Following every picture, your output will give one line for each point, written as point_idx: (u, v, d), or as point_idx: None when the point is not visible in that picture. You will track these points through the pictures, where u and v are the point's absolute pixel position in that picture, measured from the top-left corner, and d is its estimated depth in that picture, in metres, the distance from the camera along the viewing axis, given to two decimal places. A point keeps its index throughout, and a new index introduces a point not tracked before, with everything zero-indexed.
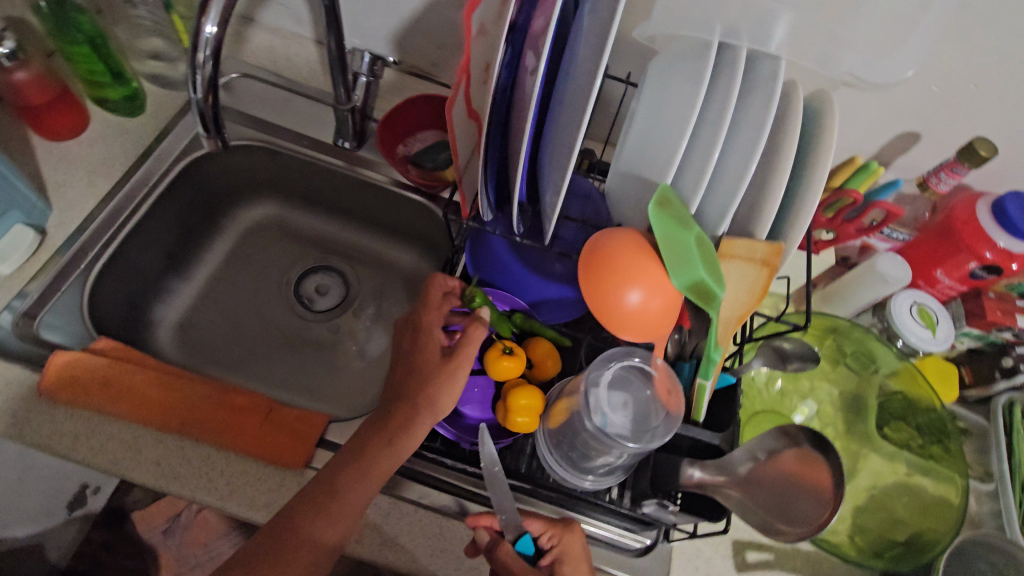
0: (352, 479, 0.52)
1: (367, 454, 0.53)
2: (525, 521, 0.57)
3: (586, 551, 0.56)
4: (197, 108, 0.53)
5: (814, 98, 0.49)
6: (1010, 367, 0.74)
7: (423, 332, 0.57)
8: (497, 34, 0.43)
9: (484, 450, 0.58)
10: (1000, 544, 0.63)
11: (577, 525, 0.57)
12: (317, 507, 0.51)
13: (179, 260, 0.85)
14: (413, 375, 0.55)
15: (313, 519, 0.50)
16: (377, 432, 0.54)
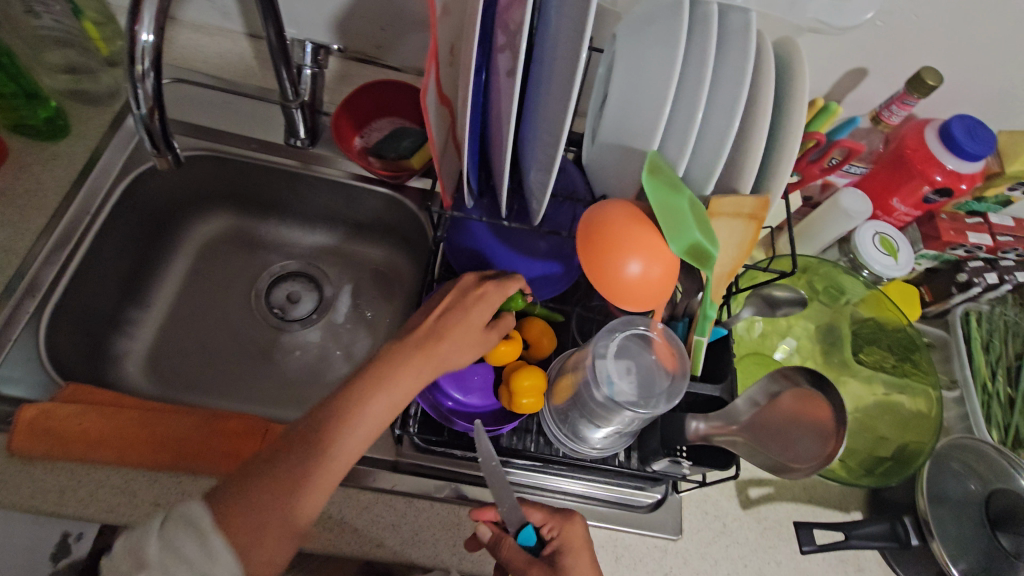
0: (368, 404, 0.47)
1: (389, 381, 0.49)
2: (526, 512, 0.56)
3: (587, 539, 0.55)
4: (142, 125, 0.49)
5: (783, 46, 0.49)
6: (964, 282, 0.80)
7: (477, 299, 0.54)
8: (464, 12, 0.42)
9: (481, 445, 0.56)
10: (976, 445, 0.67)
11: (577, 515, 0.56)
12: (326, 430, 0.45)
13: (135, 287, 0.80)
14: (451, 320, 0.53)
15: (320, 439, 0.45)
16: (391, 367, 0.49)
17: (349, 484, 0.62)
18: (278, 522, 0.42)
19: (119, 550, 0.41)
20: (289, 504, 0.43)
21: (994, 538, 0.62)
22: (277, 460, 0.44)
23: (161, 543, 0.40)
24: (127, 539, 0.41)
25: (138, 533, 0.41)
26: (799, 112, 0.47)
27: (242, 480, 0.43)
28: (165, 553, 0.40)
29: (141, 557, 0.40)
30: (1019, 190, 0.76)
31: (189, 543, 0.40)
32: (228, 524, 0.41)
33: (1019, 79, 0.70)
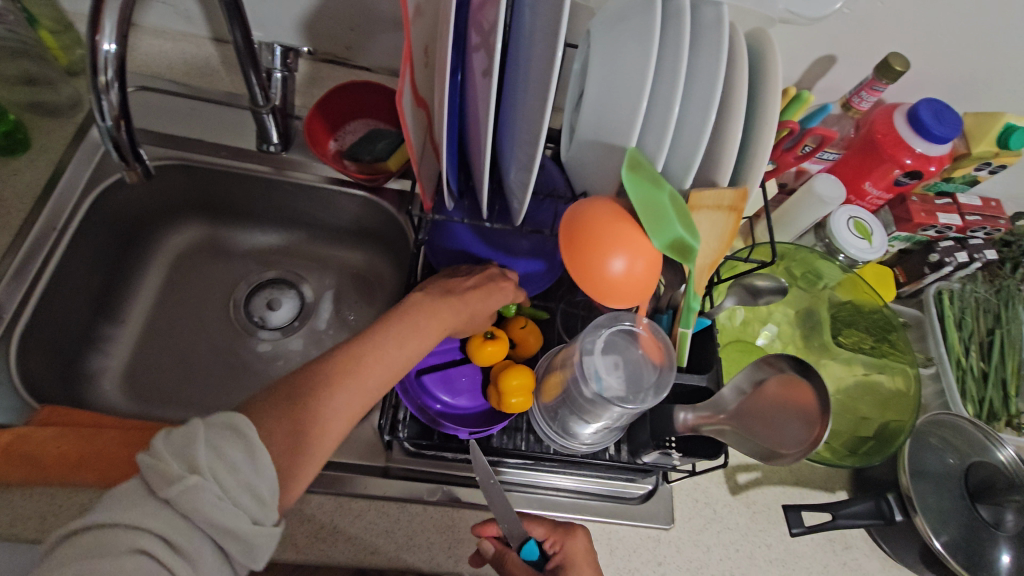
0: (399, 347, 0.50)
1: (416, 330, 0.52)
2: (528, 526, 0.57)
3: (589, 552, 0.57)
4: (108, 137, 0.47)
5: (755, 39, 0.50)
6: (936, 262, 0.82)
7: (493, 287, 0.57)
8: (438, 11, 0.42)
9: (478, 462, 0.56)
10: (952, 420, 0.70)
11: (577, 530, 0.58)
12: (363, 363, 0.48)
13: (108, 302, 0.78)
14: (478, 293, 0.56)
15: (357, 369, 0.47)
16: (412, 311, 0.53)
17: (340, 491, 0.61)
18: (313, 446, 0.43)
19: (161, 445, 0.39)
20: (323, 432, 0.44)
21: (974, 509, 0.65)
22: (317, 385, 0.45)
23: (208, 449, 0.39)
24: (169, 437, 0.40)
25: (185, 433, 0.40)
26: (772, 103, 0.47)
27: (283, 397, 0.44)
28: (214, 459, 0.39)
29: (191, 460, 0.38)
30: (986, 169, 0.78)
31: (236, 454, 0.39)
32: (271, 438, 0.42)
33: (980, 62, 0.72)
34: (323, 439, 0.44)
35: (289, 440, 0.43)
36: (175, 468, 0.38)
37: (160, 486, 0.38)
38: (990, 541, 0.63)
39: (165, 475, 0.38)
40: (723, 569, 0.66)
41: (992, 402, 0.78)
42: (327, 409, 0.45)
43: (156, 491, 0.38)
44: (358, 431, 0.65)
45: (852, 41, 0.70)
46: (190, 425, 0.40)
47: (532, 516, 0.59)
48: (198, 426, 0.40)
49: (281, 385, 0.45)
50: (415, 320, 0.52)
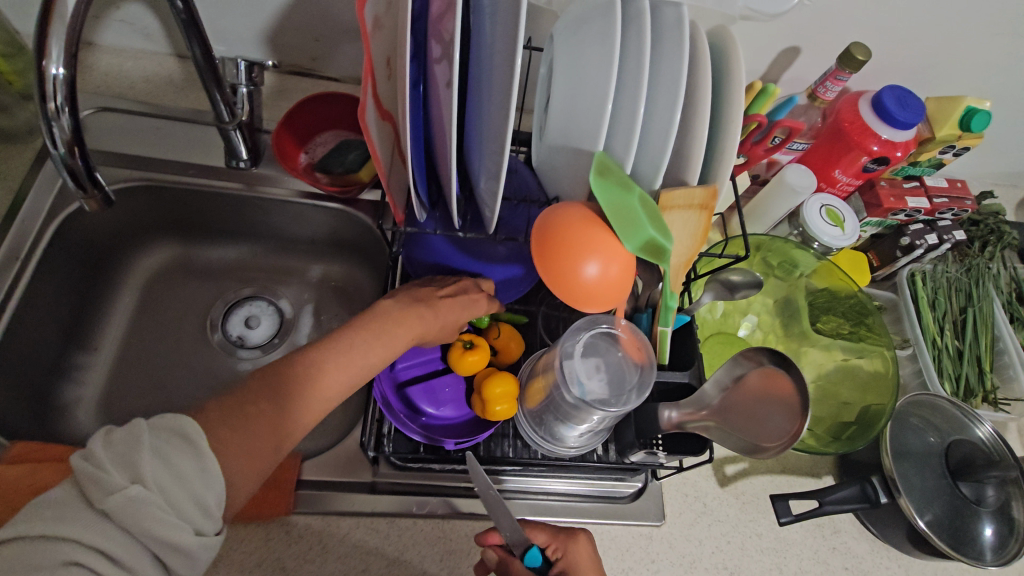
0: (361, 354, 0.52)
1: (379, 338, 0.53)
2: (530, 533, 0.56)
3: (593, 557, 0.55)
4: (62, 164, 0.46)
5: (717, 37, 0.50)
6: (907, 245, 0.82)
7: (466, 300, 0.58)
8: (397, 25, 0.41)
9: (475, 475, 0.55)
10: (939, 404, 0.70)
11: (579, 534, 0.57)
12: (320, 370, 0.49)
13: (79, 331, 0.76)
14: (448, 304, 0.57)
15: (316, 377, 0.49)
16: (373, 322, 0.54)
17: (327, 510, 0.60)
18: (269, 453, 0.44)
19: (103, 451, 0.38)
20: (275, 441, 0.45)
21: (954, 487, 0.66)
22: (275, 392, 0.46)
23: (154, 456, 0.39)
24: (110, 441, 0.39)
25: (129, 437, 0.39)
26: (737, 100, 0.47)
27: (238, 401, 0.44)
28: (159, 467, 0.38)
29: (136, 470, 0.38)
30: (951, 152, 0.80)
31: (185, 462, 0.40)
32: (224, 442, 0.42)
33: (938, 47, 0.73)
34: (268, 450, 0.44)
35: (245, 446, 0.43)
36: (119, 478, 0.37)
37: (98, 496, 0.36)
38: (972, 516, 0.64)
39: (108, 485, 0.37)
40: (716, 562, 0.66)
41: (968, 378, 0.80)
42: (284, 417, 0.46)
43: (93, 502, 0.36)
44: (343, 448, 0.64)
45: (814, 31, 0.71)
46: (136, 427, 0.40)
47: (535, 523, 0.57)
48: (145, 432, 0.39)
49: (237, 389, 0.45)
50: (379, 327, 0.53)
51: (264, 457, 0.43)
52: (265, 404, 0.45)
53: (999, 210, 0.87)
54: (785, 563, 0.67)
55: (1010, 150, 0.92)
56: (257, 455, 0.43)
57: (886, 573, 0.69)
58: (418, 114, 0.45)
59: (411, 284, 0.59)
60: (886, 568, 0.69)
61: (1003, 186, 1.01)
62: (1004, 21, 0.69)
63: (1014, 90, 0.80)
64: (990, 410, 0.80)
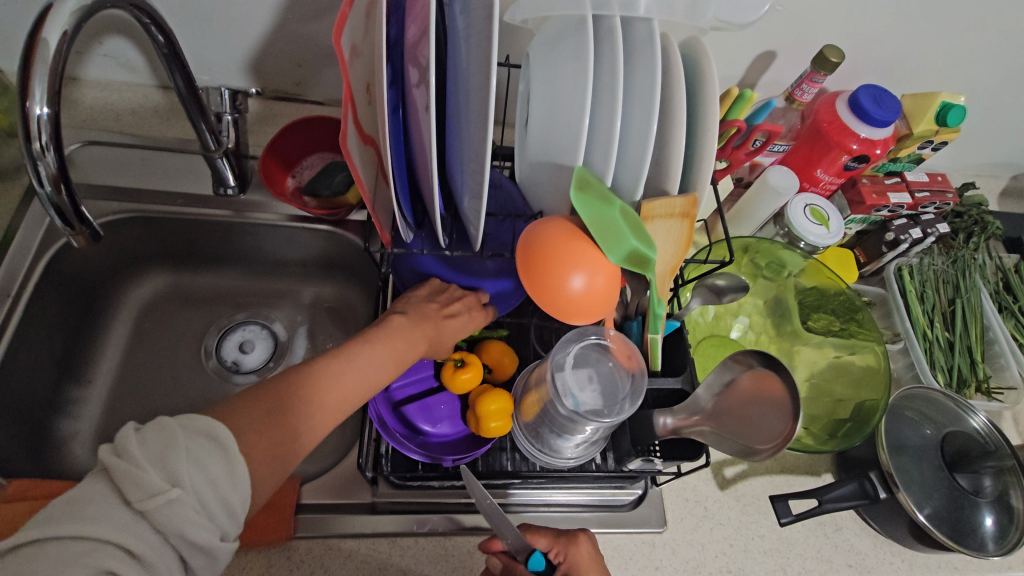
0: (369, 367, 0.52)
1: (392, 351, 0.54)
2: (532, 539, 0.56)
3: (596, 558, 0.55)
4: (49, 203, 0.46)
5: (690, 48, 0.51)
6: (892, 240, 0.84)
7: (461, 312, 0.59)
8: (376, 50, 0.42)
9: (472, 486, 0.55)
10: (935, 396, 0.70)
11: (581, 537, 0.56)
12: (327, 382, 0.49)
13: (73, 364, 0.76)
14: (453, 321, 0.58)
15: (334, 386, 0.49)
16: (377, 335, 0.54)
17: (328, 533, 0.60)
18: (288, 462, 0.44)
19: (136, 449, 0.38)
20: (289, 450, 0.44)
21: (953, 479, 0.66)
22: (294, 401, 0.46)
23: (189, 460, 0.38)
24: (141, 437, 0.39)
25: (159, 436, 0.39)
26: (711, 110, 0.48)
27: (262, 405, 0.45)
28: (193, 470, 0.38)
29: (172, 473, 0.38)
30: (929, 147, 0.80)
31: (216, 465, 0.39)
32: (249, 447, 0.42)
33: (910, 45, 0.75)
34: (283, 459, 0.44)
35: (269, 451, 0.43)
36: (156, 480, 0.37)
37: (136, 497, 0.36)
38: (972, 507, 0.64)
39: (146, 487, 0.37)
40: (720, 566, 0.66)
41: (960, 369, 0.80)
42: (304, 426, 0.46)
43: (131, 502, 0.36)
44: (341, 470, 0.64)
45: (789, 36, 0.72)
46: (165, 426, 0.40)
47: (535, 528, 0.57)
48: (177, 433, 0.39)
49: (259, 391, 0.46)
50: (390, 339, 0.54)
51: (283, 465, 0.44)
52: (286, 410, 0.45)
53: (982, 201, 0.87)
54: (789, 563, 0.67)
55: (987, 142, 0.94)
56: (272, 464, 0.43)
57: (890, 567, 0.69)
58: (411, 134, 0.46)
59: (413, 292, 0.60)
60: (890, 563, 0.69)
61: (984, 176, 1.02)
62: (972, 17, 0.71)
63: (987, 83, 0.82)
64: (984, 400, 0.80)
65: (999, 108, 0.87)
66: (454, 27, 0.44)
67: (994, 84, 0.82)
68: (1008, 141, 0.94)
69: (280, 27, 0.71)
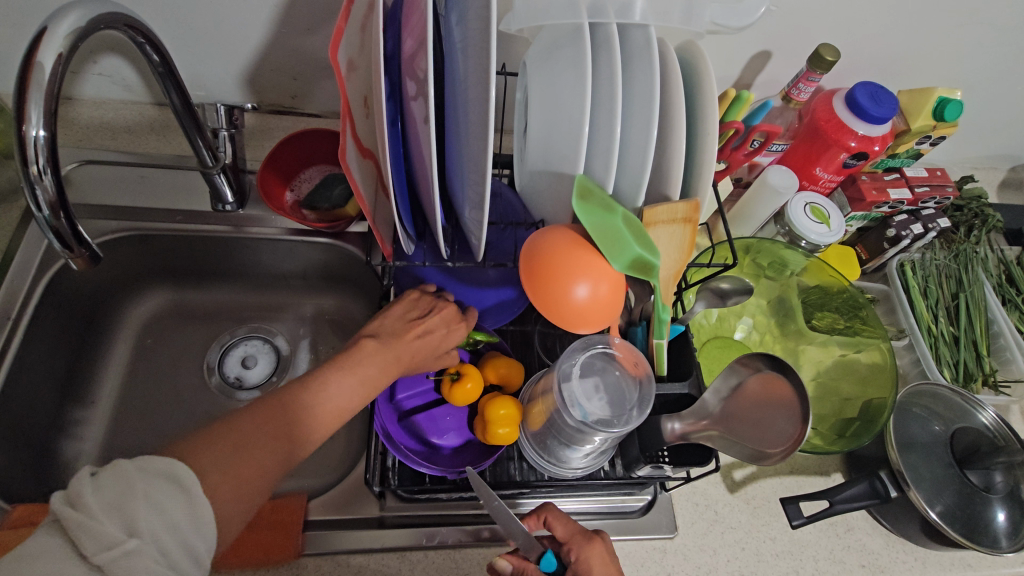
0: (345, 395, 0.51)
1: (367, 377, 0.53)
2: (549, 525, 0.55)
3: (609, 563, 0.52)
4: (48, 226, 0.46)
5: (688, 53, 0.51)
6: (894, 236, 0.83)
7: (436, 323, 0.58)
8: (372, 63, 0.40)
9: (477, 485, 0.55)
10: (942, 393, 0.70)
11: (597, 539, 0.54)
12: (300, 413, 0.48)
13: (75, 386, 0.75)
14: (427, 337, 0.57)
15: (307, 416, 0.48)
16: (350, 360, 0.53)
17: (336, 550, 0.60)
18: (259, 496, 0.43)
19: (91, 498, 0.37)
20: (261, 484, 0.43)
21: (963, 476, 0.65)
22: (263, 434, 0.45)
23: (149, 505, 0.37)
24: (96, 483, 0.38)
25: (117, 483, 0.38)
26: (711, 114, 0.48)
27: (231, 440, 0.43)
28: (152, 516, 0.37)
29: (130, 522, 0.37)
30: (928, 142, 0.79)
31: (177, 508, 0.38)
32: (214, 488, 0.41)
33: (907, 40, 0.75)
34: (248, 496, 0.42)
35: (238, 489, 0.42)
36: (113, 530, 0.36)
37: (91, 550, 0.36)
38: (983, 504, 0.64)
39: (103, 538, 0.36)
40: (732, 570, 0.66)
41: (966, 364, 0.80)
42: (275, 464, 0.45)
43: (86, 556, 0.35)
44: (348, 485, 0.64)
45: (783, 35, 0.72)
46: (122, 470, 0.38)
47: (555, 514, 0.56)
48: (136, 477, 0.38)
49: (231, 423, 0.44)
50: (363, 365, 0.53)
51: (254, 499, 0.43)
52: (259, 443, 0.44)
53: (981, 194, 0.87)
54: (801, 565, 0.67)
55: (985, 134, 0.94)
56: (237, 502, 0.42)
57: (904, 567, 0.68)
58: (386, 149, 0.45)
59: (388, 313, 0.58)
60: (903, 563, 0.68)
61: (983, 169, 1.02)
62: (965, 12, 0.71)
63: (984, 77, 0.82)
64: (991, 394, 0.80)
65: (993, 102, 0.87)
66: (451, 39, 0.44)
67: (987, 78, 0.82)
68: (1007, 133, 0.94)
69: (275, 42, 0.71)
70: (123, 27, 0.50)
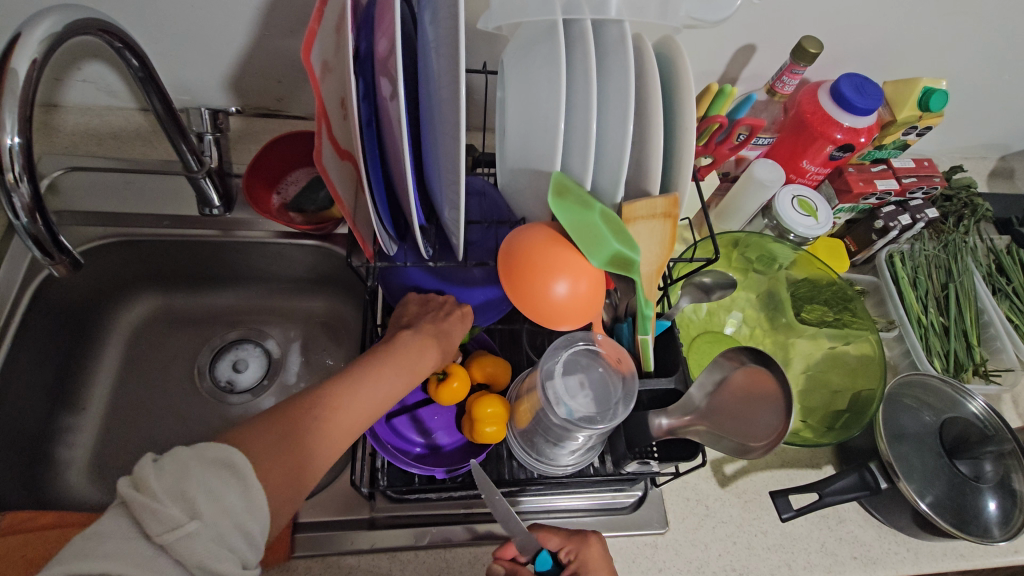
0: (379, 389, 0.51)
1: (399, 372, 0.53)
2: (542, 538, 0.55)
3: (607, 561, 0.54)
4: (26, 233, 0.46)
5: (665, 48, 0.51)
6: (882, 227, 0.83)
7: (450, 315, 0.59)
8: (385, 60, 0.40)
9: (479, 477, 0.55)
10: (935, 384, 0.70)
11: (593, 537, 0.55)
12: (332, 412, 0.48)
13: (66, 393, 0.75)
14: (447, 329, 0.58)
15: (347, 405, 0.49)
16: (380, 359, 0.53)
17: (327, 551, 0.60)
18: (301, 486, 0.44)
19: (155, 481, 0.38)
20: (302, 472, 0.44)
21: (954, 467, 0.65)
22: (289, 430, 0.45)
23: (207, 489, 0.39)
24: (160, 467, 0.39)
25: (177, 468, 0.39)
26: (689, 110, 0.48)
27: (270, 430, 0.44)
28: (211, 502, 0.38)
29: (190, 505, 0.38)
30: (914, 133, 0.80)
31: (233, 495, 0.39)
32: (264, 470, 0.42)
33: (890, 31, 0.75)
34: (283, 487, 0.43)
35: (283, 474, 0.43)
36: (175, 513, 0.37)
37: (156, 530, 0.37)
38: (974, 493, 0.64)
39: (166, 520, 0.37)
40: (724, 565, 0.66)
41: (956, 353, 0.80)
42: (307, 459, 0.45)
43: (152, 535, 0.37)
44: (338, 487, 0.64)
45: (767, 29, 0.73)
46: (182, 454, 0.39)
47: (547, 526, 0.56)
48: (192, 461, 0.39)
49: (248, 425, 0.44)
50: (395, 361, 0.54)
51: (294, 485, 0.43)
52: (296, 434, 0.45)
53: (971, 183, 0.87)
54: (794, 559, 0.67)
55: (973, 124, 0.94)
56: (279, 492, 0.42)
57: (896, 558, 0.68)
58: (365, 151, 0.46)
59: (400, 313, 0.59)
60: (895, 554, 0.69)
61: (972, 158, 1.02)
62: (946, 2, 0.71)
63: (970, 65, 0.82)
64: (982, 383, 0.79)
65: (980, 90, 0.87)
66: (423, 37, 0.44)
67: (973, 67, 0.82)
68: (995, 122, 0.94)
69: (257, 45, 0.71)
70: (98, 31, 0.50)
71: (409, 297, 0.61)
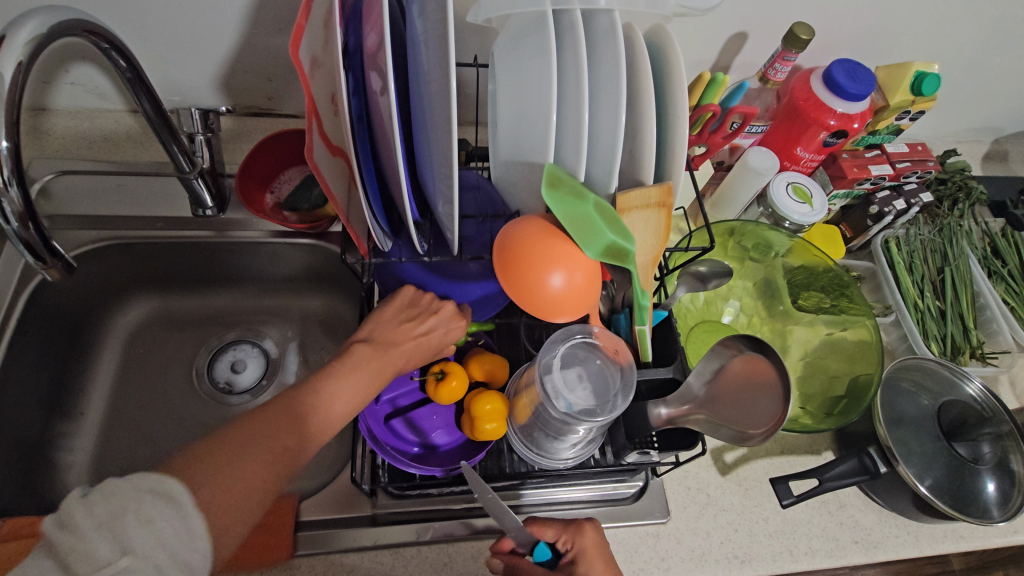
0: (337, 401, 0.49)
1: (357, 383, 0.51)
2: (538, 530, 0.55)
3: (603, 546, 0.54)
4: (17, 239, 0.46)
5: (655, 37, 0.51)
6: (877, 213, 0.83)
7: (426, 320, 0.57)
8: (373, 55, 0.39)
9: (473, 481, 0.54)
10: (931, 366, 0.70)
11: (588, 524, 0.55)
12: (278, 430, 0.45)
13: (63, 398, 0.75)
14: (423, 337, 0.56)
15: (295, 422, 0.46)
16: (337, 370, 0.51)
17: (330, 549, 0.60)
18: (249, 510, 0.41)
19: (83, 518, 0.35)
20: (245, 498, 0.41)
21: (951, 449, 0.65)
22: (234, 453, 0.42)
23: (140, 522, 0.36)
24: (88, 503, 0.35)
25: (107, 500, 0.36)
26: (680, 100, 0.48)
27: (229, 447, 0.42)
28: (145, 534, 0.35)
29: (122, 540, 0.35)
30: (907, 117, 0.80)
31: (171, 525, 0.37)
32: (206, 498, 0.39)
33: (882, 15, 0.74)
34: (225, 515, 0.40)
35: (226, 500, 0.40)
36: (105, 549, 0.34)
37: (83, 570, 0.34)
38: (973, 475, 0.64)
39: (93, 559, 0.34)
40: (726, 553, 0.66)
41: (954, 336, 0.80)
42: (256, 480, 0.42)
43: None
44: (339, 485, 0.64)
45: (758, 16, 0.72)
46: (112, 488, 0.36)
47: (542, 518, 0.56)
48: (126, 491, 0.36)
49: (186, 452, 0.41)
50: (354, 371, 0.51)
51: (246, 508, 0.41)
52: (236, 457, 0.42)
53: (965, 167, 0.87)
54: (795, 544, 0.67)
55: (966, 107, 0.94)
56: (223, 519, 0.39)
57: (896, 541, 0.69)
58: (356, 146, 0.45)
59: (380, 315, 0.56)
60: (895, 537, 0.69)
61: (966, 142, 1.02)
62: None
63: (961, 48, 0.81)
64: (979, 366, 0.80)
65: (973, 73, 0.87)
66: (412, 31, 0.44)
67: (965, 50, 0.82)
68: (988, 104, 0.94)
69: (245, 44, 0.70)
70: (82, 32, 0.49)
71: (404, 292, 0.58)
